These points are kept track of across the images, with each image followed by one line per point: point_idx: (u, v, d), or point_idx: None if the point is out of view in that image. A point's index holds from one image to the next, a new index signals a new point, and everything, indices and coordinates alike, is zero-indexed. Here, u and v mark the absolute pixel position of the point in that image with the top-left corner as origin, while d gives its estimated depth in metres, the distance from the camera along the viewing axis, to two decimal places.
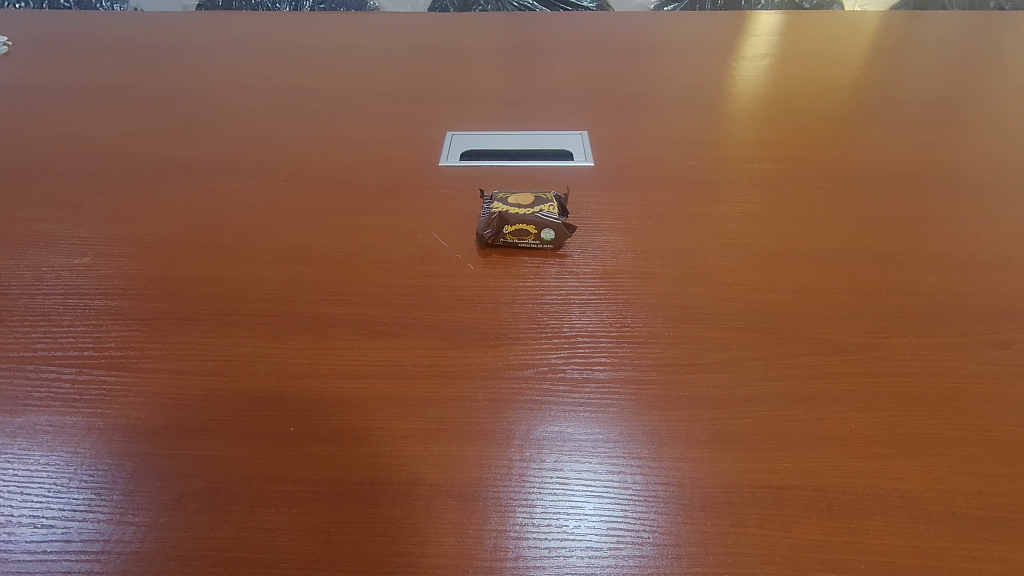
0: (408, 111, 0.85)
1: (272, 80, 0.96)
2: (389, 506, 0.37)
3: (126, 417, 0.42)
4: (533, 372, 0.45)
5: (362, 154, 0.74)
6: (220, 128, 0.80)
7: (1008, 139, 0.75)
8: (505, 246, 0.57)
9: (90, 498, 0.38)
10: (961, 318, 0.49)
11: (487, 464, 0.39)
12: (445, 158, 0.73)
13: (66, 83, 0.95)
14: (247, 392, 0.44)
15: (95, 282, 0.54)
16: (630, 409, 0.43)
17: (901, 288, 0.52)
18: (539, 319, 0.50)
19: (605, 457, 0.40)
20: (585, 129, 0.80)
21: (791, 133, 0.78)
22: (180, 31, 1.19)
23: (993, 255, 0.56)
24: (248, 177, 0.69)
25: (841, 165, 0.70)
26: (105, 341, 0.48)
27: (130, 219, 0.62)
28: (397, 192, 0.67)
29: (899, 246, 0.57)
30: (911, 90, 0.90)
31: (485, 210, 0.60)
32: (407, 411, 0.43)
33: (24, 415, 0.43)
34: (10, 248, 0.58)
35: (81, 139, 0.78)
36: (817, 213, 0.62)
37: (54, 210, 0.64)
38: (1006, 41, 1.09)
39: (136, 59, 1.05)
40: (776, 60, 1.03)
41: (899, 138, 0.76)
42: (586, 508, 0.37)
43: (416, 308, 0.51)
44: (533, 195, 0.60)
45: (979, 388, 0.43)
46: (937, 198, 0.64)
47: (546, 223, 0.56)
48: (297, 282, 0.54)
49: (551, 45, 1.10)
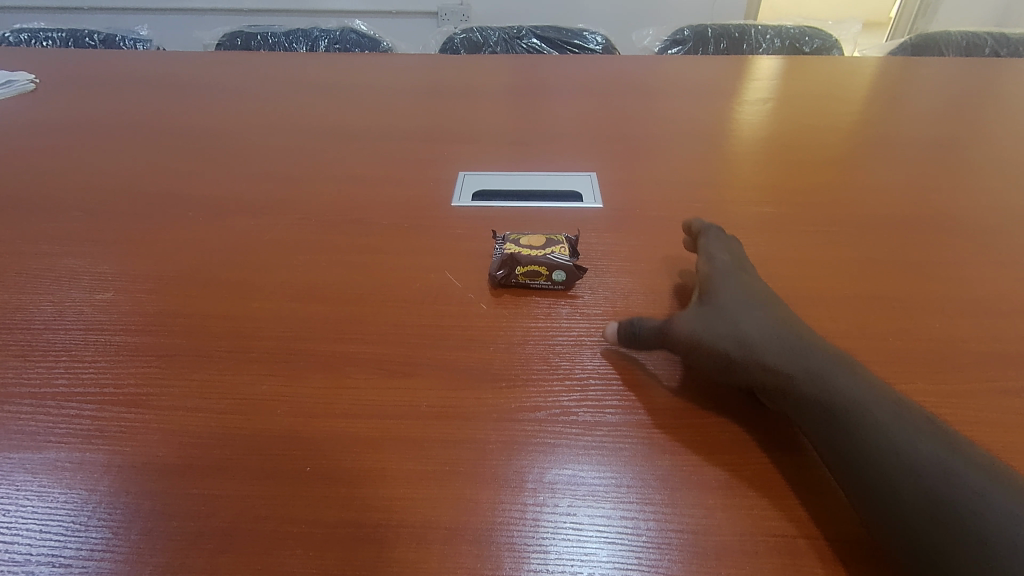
0: (422, 150, 0.88)
1: (289, 118, 0.99)
2: (403, 550, 0.38)
3: (144, 455, 0.43)
4: (546, 415, 0.46)
5: (376, 193, 0.76)
6: (238, 166, 0.83)
7: (1007, 183, 0.77)
8: (517, 286, 0.59)
9: (106, 538, 0.38)
10: (968, 364, 0.50)
11: (500, 509, 0.40)
12: (457, 198, 0.75)
13: (90, 120, 0.99)
14: (263, 431, 0.45)
15: (115, 318, 0.55)
16: (643, 453, 0.43)
17: (908, 334, 0.53)
18: (551, 360, 0.51)
19: (618, 503, 0.40)
20: (593, 170, 0.82)
21: (794, 177, 0.80)
22: (200, 70, 1.23)
23: (998, 301, 0.57)
24: (266, 215, 0.71)
25: (844, 209, 0.72)
26: (125, 377, 0.49)
27: (150, 255, 0.64)
28: (411, 231, 0.68)
29: (904, 291, 0.58)
30: (911, 135, 0.92)
31: (498, 250, 0.61)
32: (421, 452, 0.43)
33: (44, 452, 0.43)
34: (34, 283, 0.60)
35: (103, 176, 0.80)
36: (822, 257, 0.63)
37: (77, 246, 0.66)
38: (1003, 87, 1.12)
39: (157, 98, 1.09)
40: (778, 104, 1.06)
41: (900, 182, 0.78)
42: (599, 554, 0.37)
43: (430, 347, 0.52)
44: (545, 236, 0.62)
45: (990, 436, 0.44)
46: (940, 243, 0.65)
47: (558, 263, 0.58)
48: (314, 320, 0.55)
49: (559, 87, 1.14)
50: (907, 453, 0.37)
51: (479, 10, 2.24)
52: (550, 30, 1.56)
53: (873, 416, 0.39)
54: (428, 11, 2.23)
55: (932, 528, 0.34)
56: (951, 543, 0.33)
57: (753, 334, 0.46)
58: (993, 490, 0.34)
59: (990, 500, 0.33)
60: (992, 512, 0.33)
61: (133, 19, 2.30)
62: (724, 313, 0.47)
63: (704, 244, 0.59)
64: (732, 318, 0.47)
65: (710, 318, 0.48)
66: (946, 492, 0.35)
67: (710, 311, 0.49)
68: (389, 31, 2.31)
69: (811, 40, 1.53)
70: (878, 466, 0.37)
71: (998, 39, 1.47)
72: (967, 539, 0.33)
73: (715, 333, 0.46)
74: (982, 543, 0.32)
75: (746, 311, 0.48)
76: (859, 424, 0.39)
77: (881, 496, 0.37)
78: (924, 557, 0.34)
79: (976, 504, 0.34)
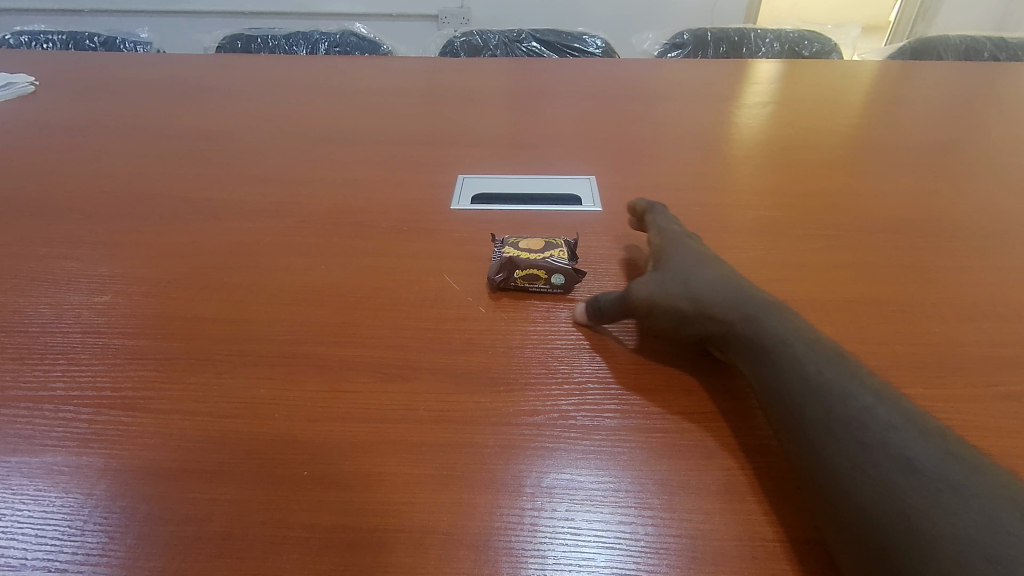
0: (422, 154, 0.88)
1: (288, 121, 0.99)
2: (399, 555, 0.37)
3: (141, 459, 0.43)
4: (544, 419, 0.46)
5: (376, 196, 0.76)
6: (237, 169, 0.83)
7: (1006, 188, 0.77)
8: (516, 289, 0.59)
9: (102, 542, 0.38)
10: (967, 369, 0.50)
11: (498, 513, 0.39)
12: (457, 201, 0.75)
13: (89, 123, 0.99)
14: (260, 434, 0.45)
15: (113, 321, 0.55)
16: (641, 457, 0.43)
17: (907, 339, 0.53)
18: (549, 365, 0.51)
19: (617, 508, 0.40)
20: (592, 173, 0.82)
21: (793, 181, 0.80)
22: (200, 72, 1.23)
23: (997, 306, 0.57)
24: (264, 218, 0.71)
25: (843, 213, 0.72)
26: (122, 381, 0.49)
27: (148, 258, 0.64)
28: (410, 234, 0.68)
29: (903, 295, 0.58)
30: (911, 139, 0.92)
31: (497, 253, 0.61)
32: (420, 456, 0.43)
33: (40, 456, 0.43)
34: (31, 286, 0.60)
35: (102, 178, 0.80)
36: (821, 261, 0.63)
37: (75, 248, 0.66)
38: (1002, 91, 1.12)
39: (157, 100, 1.09)
40: (777, 108, 1.06)
41: (899, 186, 0.78)
42: (597, 559, 0.37)
43: (429, 350, 0.52)
44: (544, 239, 0.62)
45: (990, 441, 0.44)
46: (939, 247, 0.65)
47: (557, 266, 0.57)
48: (312, 323, 0.55)
49: (559, 90, 1.14)
50: (815, 380, 0.41)
51: (479, 13, 2.25)
52: (550, 34, 1.56)
53: (790, 351, 0.44)
54: (428, 14, 2.24)
55: (826, 436, 0.38)
56: (839, 447, 0.37)
57: (697, 288, 0.51)
58: (881, 407, 0.38)
59: (877, 413, 0.38)
60: (876, 422, 0.37)
61: (135, 21, 2.31)
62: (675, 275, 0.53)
63: (654, 220, 0.64)
64: (681, 276, 0.52)
65: (662, 277, 0.53)
66: (841, 409, 0.39)
67: (663, 273, 0.54)
68: (390, 34, 2.32)
69: (810, 44, 1.53)
70: (791, 392, 0.42)
71: (996, 43, 1.48)
72: (852, 443, 0.37)
73: (668, 292, 0.51)
74: (864, 445, 0.36)
75: (694, 271, 0.53)
76: (782, 360, 0.44)
77: (791, 417, 0.41)
78: (817, 461, 0.38)
79: (864, 416, 0.38)
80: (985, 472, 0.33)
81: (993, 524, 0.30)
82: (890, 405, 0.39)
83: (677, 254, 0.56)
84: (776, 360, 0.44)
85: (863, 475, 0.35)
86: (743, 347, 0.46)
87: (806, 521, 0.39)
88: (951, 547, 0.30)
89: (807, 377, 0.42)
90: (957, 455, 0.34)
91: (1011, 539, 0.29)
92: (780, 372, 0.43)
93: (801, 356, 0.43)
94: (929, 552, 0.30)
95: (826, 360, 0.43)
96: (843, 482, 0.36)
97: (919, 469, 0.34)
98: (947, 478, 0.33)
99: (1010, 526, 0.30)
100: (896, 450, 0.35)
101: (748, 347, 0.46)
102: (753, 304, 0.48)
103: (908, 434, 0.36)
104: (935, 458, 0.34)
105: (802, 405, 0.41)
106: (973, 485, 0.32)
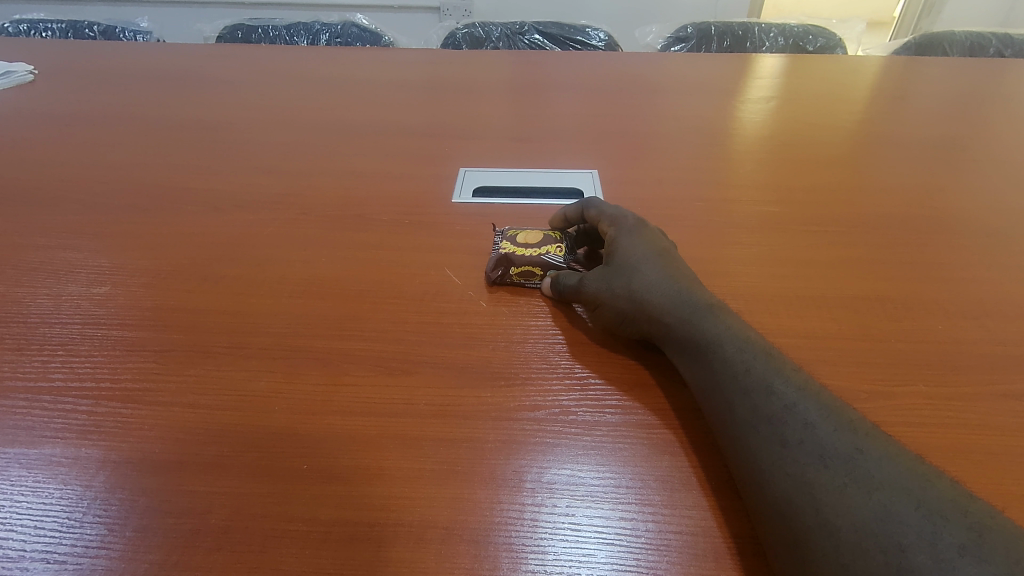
0: (423, 146, 0.88)
1: (288, 112, 0.99)
2: (399, 549, 0.37)
3: (140, 451, 0.43)
4: (545, 414, 0.46)
5: (376, 188, 0.76)
6: (237, 160, 0.83)
7: (1009, 185, 0.77)
8: (512, 285, 0.59)
9: (101, 534, 0.38)
10: (970, 366, 0.50)
11: (497, 509, 0.39)
12: (458, 194, 0.74)
13: (87, 112, 0.98)
14: (260, 428, 0.44)
15: (112, 312, 0.55)
16: (643, 453, 0.43)
17: (910, 336, 0.52)
18: (550, 359, 0.51)
19: (617, 504, 0.40)
20: (594, 167, 0.82)
21: (796, 176, 0.80)
22: (198, 62, 1.22)
23: (1001, 303, 0.57)
24: (264, 210, 0.71)
25: (846, 209, 0.71)
26: (121, 372, 0.49)
27: (148, 249, 0.63)
28: (410, 227, 0.68)
29: (907, 292, 0.58)
30: (914, 135, 0.91)
31: (494, 248, 0.61)
32: (419, 450, 0.43)
33: (39, 447, 0.43)
34: (29, 277, 0.59)
35: (101, 168, 0.80)
36: (824, 258, 0.63)
37: (74, 239, 0.65)
38: (1006, 87, 1.11)
39: (156, 90, 1.08)
40: (781, 103, 1.05)
41: (903, 182, 0.78)
42: (597, 555, 0.37)
43: (429, 344, 0.51)
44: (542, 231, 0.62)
45: (993, 439, 0.43)
46: (942, 244, 0.65)
47: (552, 265, 0.58)
48: (312, 316, 0.55)
49: (561, 83, 1.13)
50: (743, 377, 0.41)
51: (481, 5, 2.23)
52: (552, 27, 1.55)
53: (721, 350, 0.44)
54: (430, 6, 2.22)
55: (751, 433, 0.39)
56: (762, 444, 0.38)
57: (640, 286, 0.50)
58: (801, 403, 0.39)
59: (797, 411, 0.38)
60: (796, 419, 0.38)
61: (134, 10, 2.29)
62: (620, 271, 0.52)
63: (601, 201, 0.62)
64: (627, 272, 0.51)
65: (608, 271, 0.52)
66: (766, 407, 0.39)
67: (609, 268, 0.53)
68: (391, 25, 2.30)
69: (814, 38, 1.52)
70: (721, 391, 0.42)
71: (1001, 39, 1.46)
72: (773, 440, 0.37)
73: (612, 292, 0.51)
74: (783, 443, 0.37)
75: (638, 265, 0.52)
76: (714, 359, 0.44)
77: (722, 416, 0.41)
78: (742, 456, 0.39)
79: (785, 414, 0.38)
80: (888, 463, 0.34)
81: (891, 515, 0.31)
82: (810, 400, 0.39)
83: (625, 242, 0.55)
84: (709, 359, 0.44)
85: (781, 471, 0.36)
86: (680, 343, 0.47)
87: (736, 501, 0.40)
88: (854, 540, 0.31)
89: (736, 375, 0.42)
90: (865, 448, 0.35)
91: (905, 529, 0.31)
92: (713, 370, 0.43)
93: (732, 354, 0.43)
94: (834, 545, 0.32)
95: (754, 355, 0.43)
96: (764, 477, 0.37)
97: (830, 465, 0.35)
98: (854, 472, 0.34)
99: (906, 517, 0.31)
100: (812, 445, 0.36)
101: (684, 343, 0.46)
102: (691, 303, 0.48)
103: (823, 430, 0.37)
104: (845, 454, 0.35)
105: (730, 404, 0.41)
106: (877, 478, 0.33)
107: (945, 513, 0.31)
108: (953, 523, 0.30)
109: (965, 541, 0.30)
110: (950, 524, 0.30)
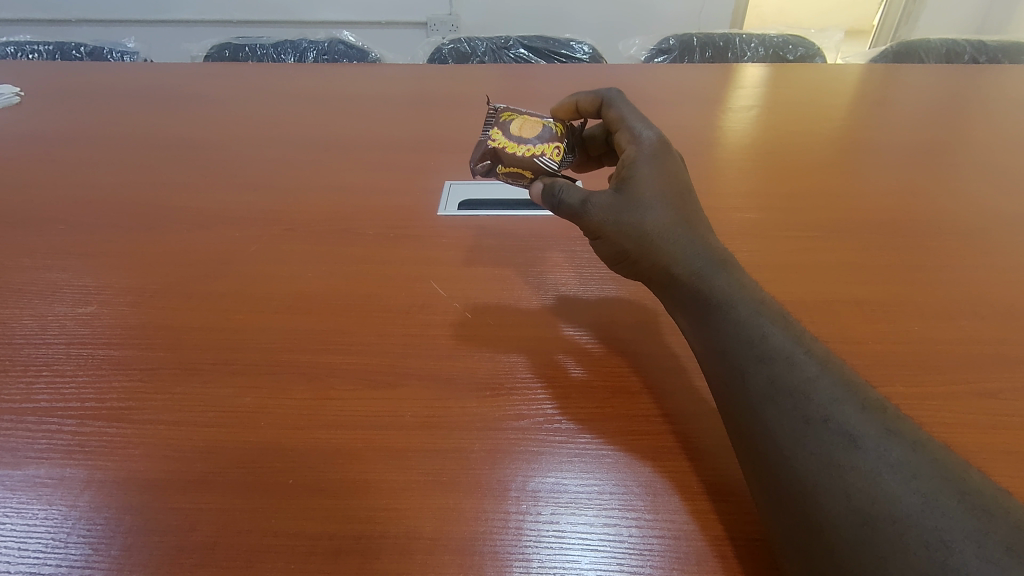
0: (409, 160, 0.88)
1: (276, 129, 0.99)
2: (384, 561, 0.37)
3: (126, 469, 0.43)
4: (529, 423, 0.46)
5: (361, 203, 0.76)
6: (224, 177, 0.83)
7: (984, 188, 0.79)
8: (500, 175, 0.61)
9: (86, 554, 0.38)
10: (946, 366, 0.50)
11: (484, 518, 0.40)
12: (443, 207, 0.75)
13: (74, 132, 0.98)
14: (246, 443, 0.45)
15: (98, 331, 0.55)
16: (626, 459, 0.43)
17: (887, 339, 0.53)
18: (535, 368, 0.51)
19: (600, 510, 0.40)
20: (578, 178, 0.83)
21: (777, 183, 0.81)
22: (186, 81, 1.23)
23: (976, 305, 0.58)
24: (251, 226, 0.71)
25: (826, 215, 0.73)
26: (107, 392, 0.49)
27: (134, 268, 0.63)
28: (396, 241, 0.68)
29: (886, 296, 0.59)
30: (893, 141, 0.93)
31: (487, 129, 0.60)
32: (405, 462, 0.43)
33: (23, 468, 0.43)
34: (14, 299, 0.59)
35: (87, 188, 0.80)
36: (805, 263, 0.64)
37: (60, 259, 0.65)
38: (983, 94, 1.14)
39: (142, 109, 1.09)
40: (763, 112, 1.07)
41: (881, 188, 0.79)
42: (580, 562, 0.37)
43: (415, 357, 0.52)
44: (543, 124, 0.59)
45: (967, 438, 0.44)
46: (920, 248, 0.66)
47: (543, 169, 0.58)
48: (299, 331, 0.55)
49: (546, 96, 1.15)
50: (761, 345, 0.40)
51: (467, 20, 2.26)
52: (537, 41, 1.57)
53: (734, 312, 0.43)
54: (416, 21, 2.24)
55: (769, 406, 0.38)
56: (781, 420, 0.37)
57: (651, 233, 0.48)
58: (824, 377, 0.38)
59: (819, 388, 0.37)
60: (819, 395, 0.37)
61: (122, 31, 2.30)
62: (634, 205, 0.49)
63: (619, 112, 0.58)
64: (639, 212, 0.49)
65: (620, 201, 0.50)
66: (788, 378, 0.38)
67: (620, 199, 0.50)
68: (379, 41, 2.33)
69: (794, 48, 1.55)
70: (735, 358, 0.41)
71: (976, 46, 1.50)
72: (796, 416, 0.36)
73: (622, 227, 0.49)
74: (806, 419, 0.36)
75: (649, 207, 0.49)
76: (731, 322, 0.42)
77: (736, 385, 0.40)
78: (757, 435, 0.38)
79: (809, 388, 0.37)
80: (922, 450, 0.33)
81: (932, 508, 0.30)
82: (832, 375, 0.38)
83: (641, 174, 0.51)
84: (725, 320, 0.43)
85: (805, 450, 0.35)
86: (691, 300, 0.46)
87: (731, 503, 0.40)
88: (892, 531, 0.30)
89: (751, 341, 0.41)
90: (897, 432, 0.34)
91: (948, 524, 0.29)
92: (726, 336, 0.42)
93: (746, 319, 0.42)
94: (871, 534, 0.31)
95: (772, 324, 0.42)
96: (782, 458, 0.36)
97: (861, 448, 0.34)
98: (888, 456, 0.33)
99: (947, 510, 0.30)
100: (838, 426, 0.35)
101: (694, 302, 0.46)
102: (704, 259, 0.46)
103: (850, 409, 0.36)
104: (875, 436, 0.34)
105: (744, 370, 0.40)
106: (912, 464, 0.32)
107: (989, 508, 0.30)
108: (997, 519, 0.29)
109: (1012, 538, 0.28)
110: (997, 519, 0.29)
